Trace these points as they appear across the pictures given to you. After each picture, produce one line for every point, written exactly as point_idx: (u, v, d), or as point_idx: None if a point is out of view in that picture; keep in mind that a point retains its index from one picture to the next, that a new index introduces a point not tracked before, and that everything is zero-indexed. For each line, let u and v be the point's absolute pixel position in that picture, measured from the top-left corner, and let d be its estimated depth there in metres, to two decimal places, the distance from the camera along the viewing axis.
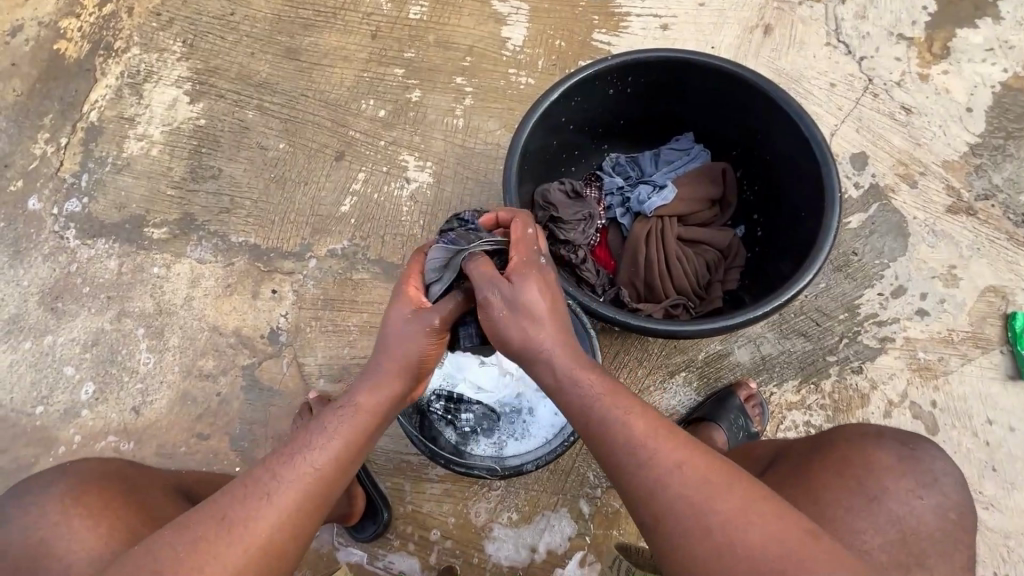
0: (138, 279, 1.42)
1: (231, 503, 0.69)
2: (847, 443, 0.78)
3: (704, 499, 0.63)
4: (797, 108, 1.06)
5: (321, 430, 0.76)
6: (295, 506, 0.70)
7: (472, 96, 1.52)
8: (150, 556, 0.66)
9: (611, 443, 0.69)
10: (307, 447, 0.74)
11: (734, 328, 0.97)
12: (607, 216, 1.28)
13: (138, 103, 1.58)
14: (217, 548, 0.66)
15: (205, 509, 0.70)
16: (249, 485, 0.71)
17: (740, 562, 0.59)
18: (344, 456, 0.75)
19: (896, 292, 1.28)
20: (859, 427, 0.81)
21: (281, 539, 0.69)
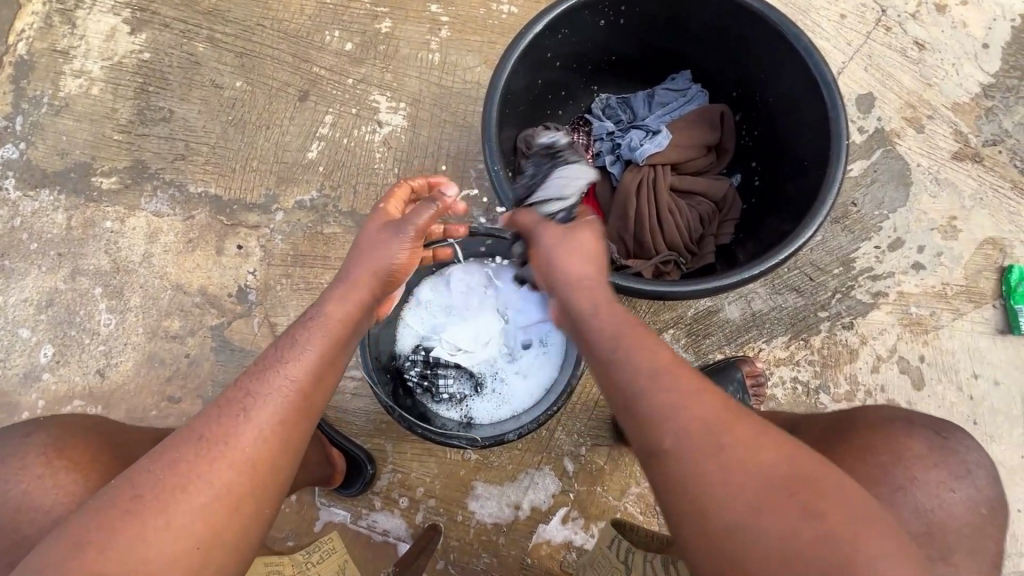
0: (90, 234, 1.31)
1: (207, 423, 0.64)
2: (876, 428, 0.76)
3: (720, 421, 0.58)
4: (806, 44, 0.96)
5: (294, 345, 0.71)
6: (280, 421, 0.66)
7: (449, 27, 1.37)
8: (126, 480, 0.61)
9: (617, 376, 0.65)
10: (285, 367, 0.69)
11: (728, 288, 0.91)
12: (597, 164, 1.19)
13: (72, 34, 1.40)
14: (202, 471, 0.61)
15: (177, 435, 0.64)
16: (227, 408, 0.65)
17: (753, 484, 0.54)
18: (321, 373, 0.71)
19: (893, 245, 1.23)
20: (888, 413, 0.79)
21: (272, 455, 0.64)
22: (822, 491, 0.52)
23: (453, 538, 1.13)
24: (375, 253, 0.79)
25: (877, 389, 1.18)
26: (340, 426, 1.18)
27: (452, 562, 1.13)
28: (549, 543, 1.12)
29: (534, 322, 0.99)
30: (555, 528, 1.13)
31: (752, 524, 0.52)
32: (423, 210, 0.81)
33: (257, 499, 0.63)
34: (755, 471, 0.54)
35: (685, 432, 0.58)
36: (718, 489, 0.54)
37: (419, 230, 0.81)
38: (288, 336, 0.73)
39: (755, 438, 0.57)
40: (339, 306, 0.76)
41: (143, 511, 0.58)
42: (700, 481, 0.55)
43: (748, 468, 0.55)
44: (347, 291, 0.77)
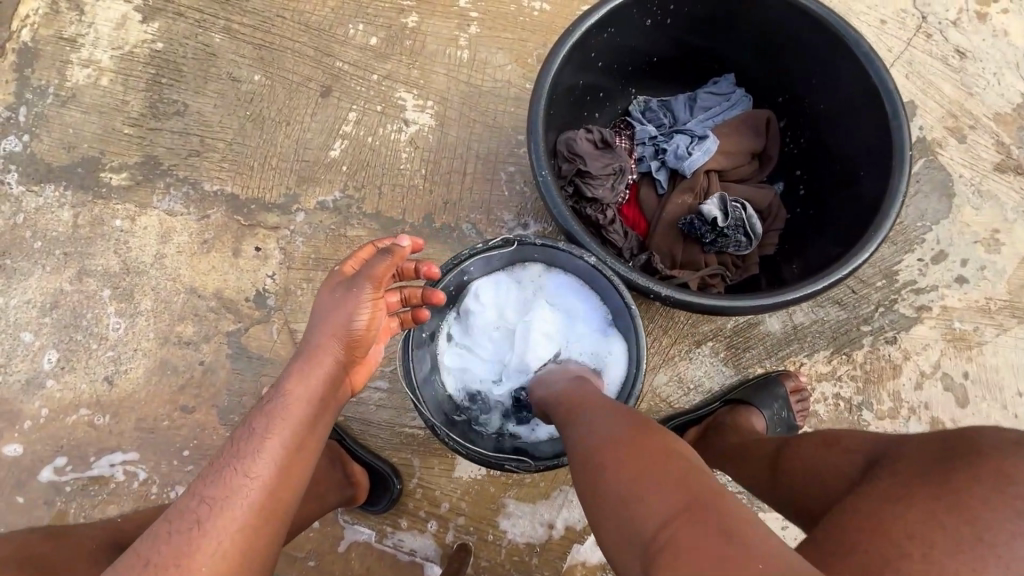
0: (98, 233, 1.24)
1: (155, 545, 0.59)
2: (1000, 453, 0.55)
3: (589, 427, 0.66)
4: (867, 50, 0.92)
5: (256, 436, 0.66)
6: (243, 528, 0.61)
7: (478, 24, 1.32)
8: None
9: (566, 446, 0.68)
10: (245, 465, 0.64)
11: (785, 304, 0.87)
12: (639, 170, 1.14)
13: (80, 21, 1.33)
14: None
15: (124, 560, 0.58)
16: (179, 519, 0.60)
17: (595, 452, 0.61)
18: (287, 465, 0.66)
19: (937, 258, 1.20)
20: (1014, 434, 0.58)
21: (238, 562, 0.60)
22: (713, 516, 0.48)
23: (483, 558, 1.08)
24: (334, 317, 0.74)
25: (921, 406, 1.14)
26: (365, 440, 1.13)
27: None
28: (583, 564, 1.08)
29: (586, 333, 0.96)
30: (591, 549, 1.08)
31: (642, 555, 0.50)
32: (376, 262, 0.74)
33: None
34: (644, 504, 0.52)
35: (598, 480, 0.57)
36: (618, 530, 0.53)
37: (376, 287, 0.75)
38: (247, 427, 0.68)
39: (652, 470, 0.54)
40: (302, 383, 0.71)
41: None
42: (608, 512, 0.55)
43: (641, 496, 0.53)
44: (307, 367, 0.72)
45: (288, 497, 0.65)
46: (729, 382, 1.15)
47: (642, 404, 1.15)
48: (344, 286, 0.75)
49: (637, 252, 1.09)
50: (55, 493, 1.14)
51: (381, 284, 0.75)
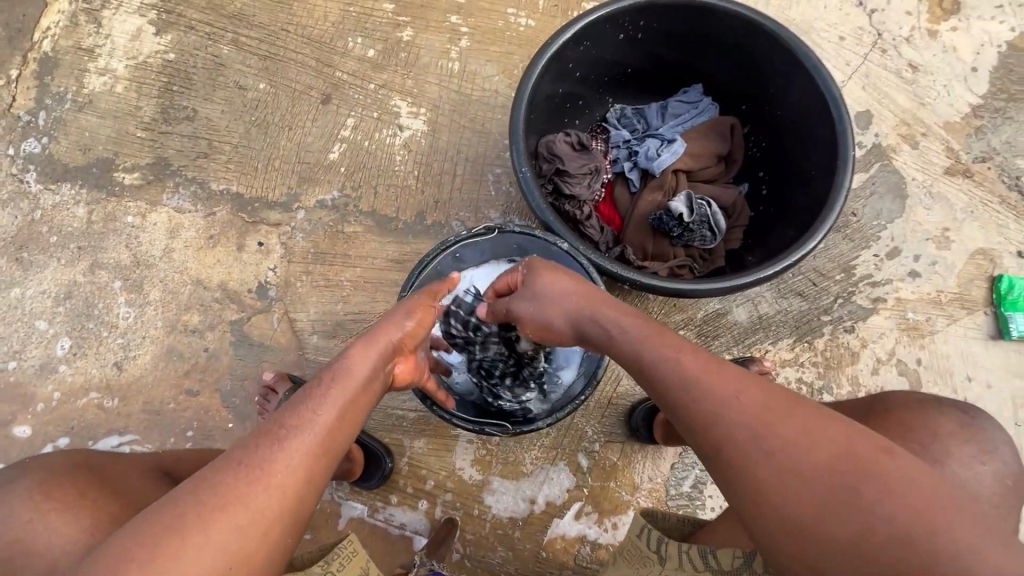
0: (111, 229, 1.33)
1: (244, 452, 0.65)
2: (904, 411, 0.79)
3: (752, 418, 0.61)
4: (815, 62, 1.02)
5: (327, 383, 0.73)
6: (314, 454, 0.67)
7: (468, 38, 1.42)
8: (158, 507, 0.60)
9: (653, 385, 0.70)
10: (316, 403, 0.70)
11: (740, 288, 0.96)
12: (614, 171, 1.24)
13: (97, 33, 1.43)
14: (240, 493, 0.61)
15: (211, 465, 0.64)
16: (266, 434, 0.67)
17: (784, 472, 0.57)
18: (349, 412, 0.72)
19: (891, 254, 1.30)
20: (917, 395, 0.82)
21: (305, 483, 0.65)
22: (878, 480, 0.53)
23: (469, 532, 1.15)
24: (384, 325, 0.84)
25: (877, 390, 1.23)
26: None
27: (468, 556, 1.14)
28: (563, 537, 1.15)
29: None
30: (570, 523, 1.15)
31: (791, 506, 0.56)
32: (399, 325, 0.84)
33: (287, 524, 0.63)
34: (804, 470, 0.56)
35: (727, 436, 0.61)
36: (766, 491, 0.57)
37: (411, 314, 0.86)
38: (318, 377, 0.74)
39: (800, 432, 0.58)
40: (363, 351, 0.79)
41: (181, 536, 0.58)
42: (748, 469, 0.59)
43: (798, 460, 0.57)
44: (372, 337, 0.81)
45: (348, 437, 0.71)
46: None
47: (620, 388, 1.21)
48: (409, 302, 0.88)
49: (609, 245, 1.18)
50: None
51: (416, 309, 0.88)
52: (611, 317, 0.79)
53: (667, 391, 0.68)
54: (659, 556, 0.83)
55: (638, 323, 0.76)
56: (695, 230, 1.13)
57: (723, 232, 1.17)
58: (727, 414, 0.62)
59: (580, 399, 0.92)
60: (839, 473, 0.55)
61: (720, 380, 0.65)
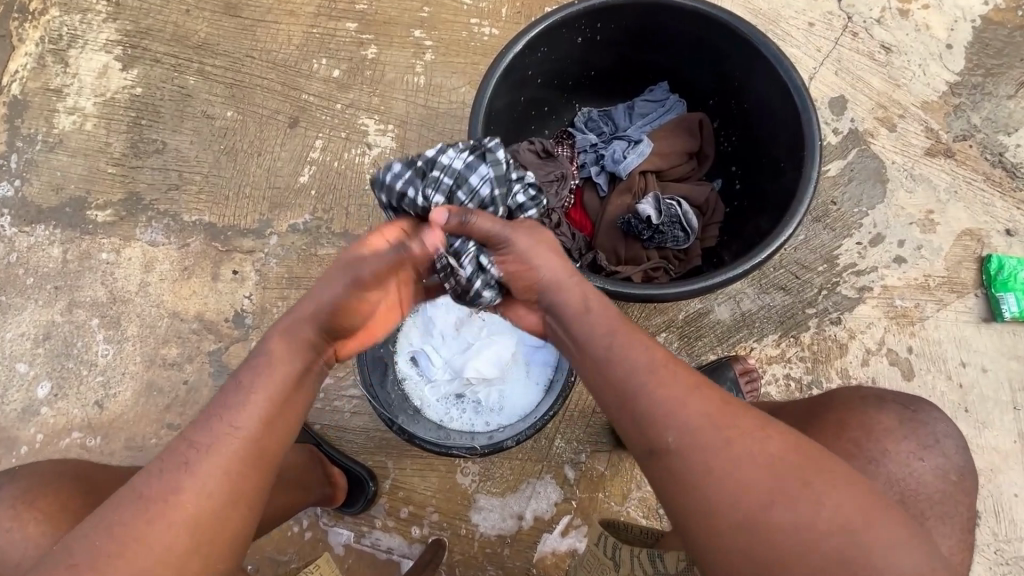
0: (86, 267, 1.33)
1: (149, 481, 0.62)
2: (850, 405, 0.79)
3: (727, 419, 0.63)
4: (775, 50, 1.00)
5: (241, 385, 0.66)
6: (227, 471, 0.62)
7: (433, 51, 1.41)
8: (66, 552, 0.59)
9: (619, 377, 0.67)
10: (225, 413, 0.64)
11: (712, 288, 0.93)
12: (582, 176, 1.22)
13: (65, 72, 1.44)
14: (143, 532, 0.59)
15: (119, 494, 0.62)
16: (167, 458, 0.63)
17: (760, 475, 0.59)
18: (280, 404, 0.66)
19: (874, 240, 1.26)
20: (858, 391, 0.82)
21: (216, 513, 0.61)
22: (827, 482, 0.59)
23: (457, 552, 1.13)
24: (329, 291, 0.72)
25: (868, 382, 1.19)
26: (341, 445, 1.19)
27: None
28: (553, 553, 1.12)
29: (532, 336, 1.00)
30: (559, 538, 1.13)
31: (759, 507, 0.58)
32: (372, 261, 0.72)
33: (208, 549, 0.61)
34: (767, 466, 0.59)
35: (694, 432, 0.61)
36: (733, 486, 0.59)
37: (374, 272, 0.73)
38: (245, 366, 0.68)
39: (763, 434, 0.62)
40: (288, 343, 0.69)
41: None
42: (718, 469, 0.60)
43: (762, 458, 0.60)
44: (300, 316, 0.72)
45: (272, 446, 0.66)
46: None
47: None
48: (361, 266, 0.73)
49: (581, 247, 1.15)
50: None
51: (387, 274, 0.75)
52: (589, 304, 0.73)
53: (638, 383, 0.65)
54: (613, 561, 0.93)
55: (611, 314, 0.73)
56: (664, 236, 1.11)
57: (697, 230, 1.15)
58: (701, 412, 0.63)
59: (544, 418, 0.92)
60: (793, 470, 0.59)
61: (693, 383, 0.65)
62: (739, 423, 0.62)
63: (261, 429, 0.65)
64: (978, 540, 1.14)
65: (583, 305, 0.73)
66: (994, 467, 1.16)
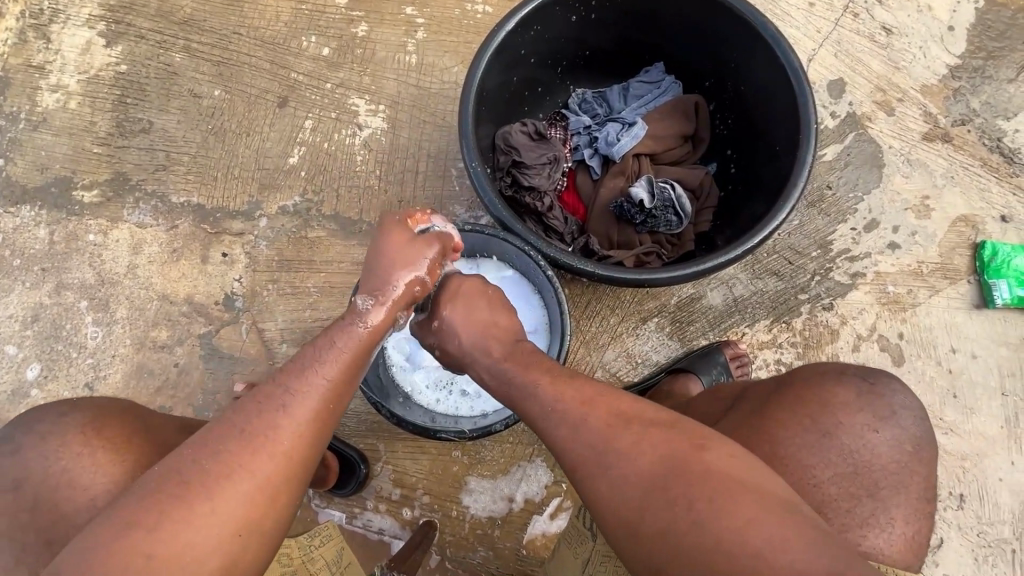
0: (73, 248, 1.31)
1: (245, 415, 0.64)
2: (809, 381, 0.79)
3: (611, 436, 0.64)
4: (773, 30, 0.98)
5: (330, 342, 0.72)
6: (316, 418, 0.66)
7: (425, 29, 1.38)
8: (161, 475, 0.60)
9: (519, 402, 0.73)
10: (317, 363, 0.69)
11: (701, 274, 0.93)
12: (575, 158, 1.21)
13: (47, 48, 1.40)
14: (245, 459, 0.61)
15: (209, 429, 0.63)
16: (260, 398, 0.65)
17: (632, 487, 0.61)
18: (360, 366, 0.73)
19: (869, 226, 1.26)
20: (820, 366, 0.81)
21: (310, 449, 0.65)
22: (701, 490, 0.58)
23: (448, 533, 1.15)
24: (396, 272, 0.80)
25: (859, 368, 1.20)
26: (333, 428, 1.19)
27: (448, 557, 1.14)
28: (543, 535, 1.14)
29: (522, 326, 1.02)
30: (547, 520, 1.14)
31: (640, 527, 0.59)
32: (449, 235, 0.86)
33: (297, 487, 0.64)
34: (640, 480, 0.61)
35: (576, 451, 0.65)
36: (613, 498, 0.62)
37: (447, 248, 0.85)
38: (325, 337, 0.73)
39: (638, 447, 0.62)
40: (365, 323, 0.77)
41: (185, 497, 0.58)
42: (602, 499, 0.62)
43: (637, 477, 0.61)
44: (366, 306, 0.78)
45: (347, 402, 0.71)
46: (675, 355, 1.21)
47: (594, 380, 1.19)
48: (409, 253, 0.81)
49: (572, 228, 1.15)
50: None
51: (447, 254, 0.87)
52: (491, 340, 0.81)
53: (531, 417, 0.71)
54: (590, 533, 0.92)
55: (508, 350, 0.79)
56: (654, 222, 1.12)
57: (690, 215, 1.14)
58: (584, 441, 0.65)
59: None
60: (665, 483, 0.59)
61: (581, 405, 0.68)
62: (613, 444, 0.63)
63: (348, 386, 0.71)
64: (960, 522, 1.15)
65: (478, 338, 0.81)
66: (980, 452, 1.18)
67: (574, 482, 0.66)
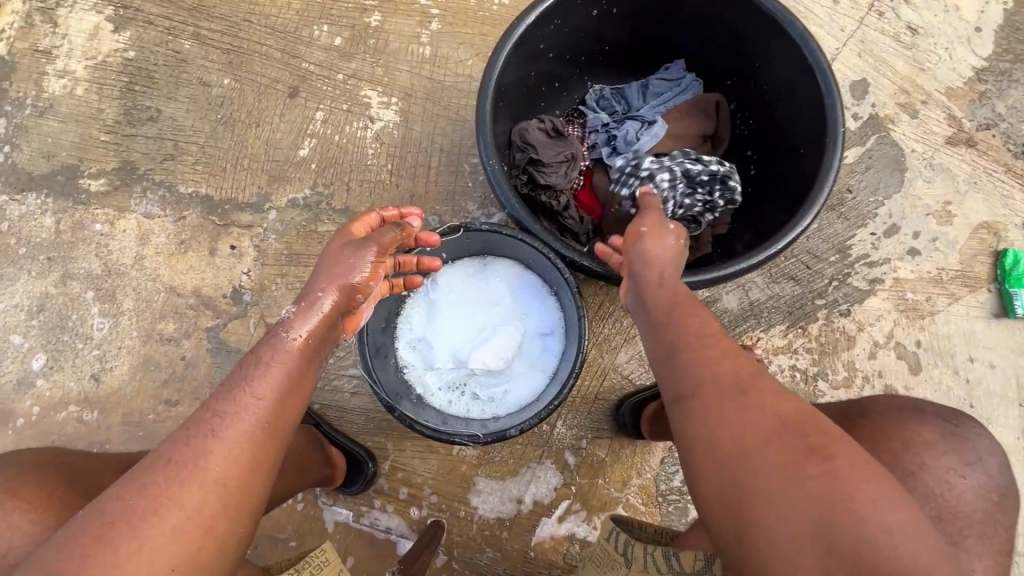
0: (80, 238, 1.29)
1: (174, 446, 0.61)
2: (891, 417, 0.80)
3: (757, 387, 0.61)
4: (800, 28, 0.95)
5: (260, 361, 0.67)
6: (247, 442, 0.62)
7: (439, 20, 1.35)
8: (90, 512, 0.57)
9: (665, 329, 0.71)
10: (249, 384, 0.65)
11: (722, 280, 0.90)
12: (593, 156, 1.18)
13: (54, 33, 1.37)
14: (171, 492, 0.58)
15: (142, 463, 0.61)
16: (191, 427, 0.62)
17: (770, 426, 0.57)
18: (294, 383, 0.68)
19: (889, 231, 1.23)
20: (894, 401, 0.83)
21: (246, 476, 0.61)
22: (841, 452, 0.54)
23: (456, 533, 1.14)
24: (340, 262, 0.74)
25: (875, 375, 1.18)
26: (340, 425, 1.18)
27: (456, 558, 1.13)
28: (551, 537, 1.13)
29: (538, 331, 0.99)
30: (556, 523, 1.13)
31: (756, 466, 0.55)
32: (387, 232, 0.79)
33: (228, 519, 0.60)
34: (782, 425, 0.57)
35: (714, 382, 0.63)
36: (740, 432, 0.58)
37: (383, 247, 0.77)
38: (252, 356, 0.69)
39: (782, 399, 0.59)
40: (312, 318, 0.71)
41: (110, 536, 0.55)
42: (723, 428, 0.59)
43: (776, 423, 0.57)
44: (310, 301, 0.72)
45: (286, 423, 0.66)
46: None
47: (606, 382, 1.18)
48: (354, 247, 0.75)
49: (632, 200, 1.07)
50: None
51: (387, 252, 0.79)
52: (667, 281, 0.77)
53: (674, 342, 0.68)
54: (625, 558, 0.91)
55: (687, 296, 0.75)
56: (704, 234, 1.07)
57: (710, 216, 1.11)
58: (725, 376, 0.63)
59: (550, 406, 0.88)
60: (802, 432, 0.56)
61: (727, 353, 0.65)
62: (756, 391, 0.60)
63: (285, 407, 0.66)
64: None
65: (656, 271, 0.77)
66: None
67: (691, 411, 0.63)
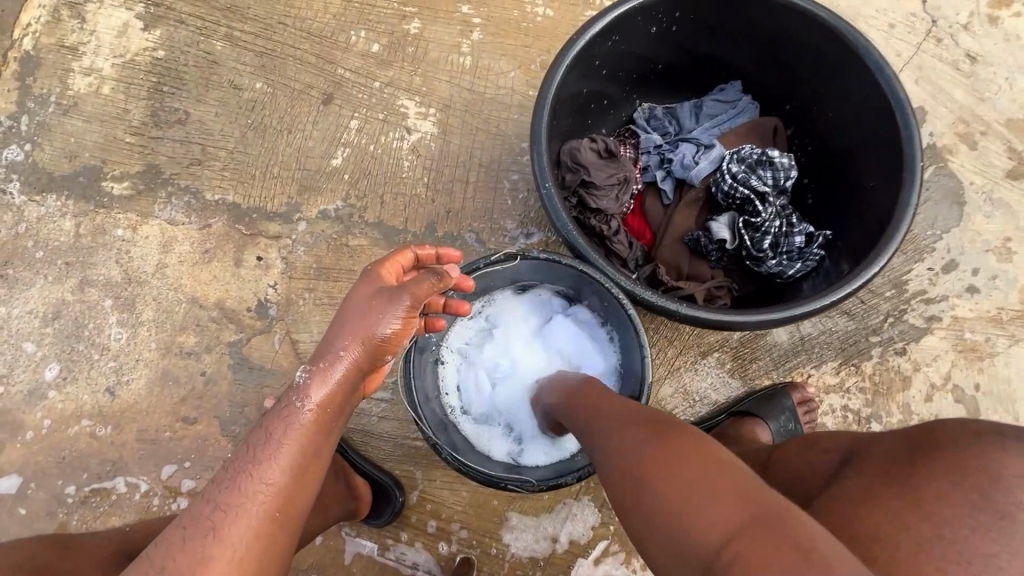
0: (100, 243, 1.24)
1: (169, 550, 0.55)
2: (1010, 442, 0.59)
3: (641, 460, 0.59)
4: (874, 54, 0.90)
5: (268, 439, 0.62)
6: (256, 534, 0.57)
7: (481, 30, 1.30)
8: None
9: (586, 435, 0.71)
10: (254, 467, 0.60)
11: (790, 321, 0.83)
12: (644, 179, 1.13)
13: (81, 29, 1.32)
14: None
15: (135, 569, 0.55)
16: (188, 526, 0.57)
17: (670, 501, 0.54)
18: (307, 458, 0.62)
19: (947, 267, 1.18)
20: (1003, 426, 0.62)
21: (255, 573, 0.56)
22: (729, 503, 0.50)
23: (486, 572, 1.08)
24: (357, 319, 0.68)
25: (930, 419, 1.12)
26: (367, 452, 1.12)
27: None
28: None
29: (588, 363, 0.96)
30: (592, 565, 1.07)
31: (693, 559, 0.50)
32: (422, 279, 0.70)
33: None
34: (671, 498, 0.54)
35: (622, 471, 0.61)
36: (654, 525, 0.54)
37: (417, 299, 0.69)
38: (263, 431, 0.63)
39: (666, 457, 0.57)
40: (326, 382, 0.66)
41: None
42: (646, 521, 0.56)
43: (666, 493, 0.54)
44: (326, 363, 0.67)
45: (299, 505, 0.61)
46: (736, 395, 1.14)
47: None
48: (379, 302, 0.69)
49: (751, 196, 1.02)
50: (57, 504, 1.14)
51: (421, 304, 0.70)
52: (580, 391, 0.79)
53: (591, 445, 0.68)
54: None
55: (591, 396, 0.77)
56: (781, 262, 1.02)
57: None
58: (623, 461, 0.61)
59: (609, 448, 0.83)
60: (685, 494, 0.53)
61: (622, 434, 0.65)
62: (645, 459, 0.58)
63: (298, 489, 0.61)
64: None
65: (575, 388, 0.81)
66: None
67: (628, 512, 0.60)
